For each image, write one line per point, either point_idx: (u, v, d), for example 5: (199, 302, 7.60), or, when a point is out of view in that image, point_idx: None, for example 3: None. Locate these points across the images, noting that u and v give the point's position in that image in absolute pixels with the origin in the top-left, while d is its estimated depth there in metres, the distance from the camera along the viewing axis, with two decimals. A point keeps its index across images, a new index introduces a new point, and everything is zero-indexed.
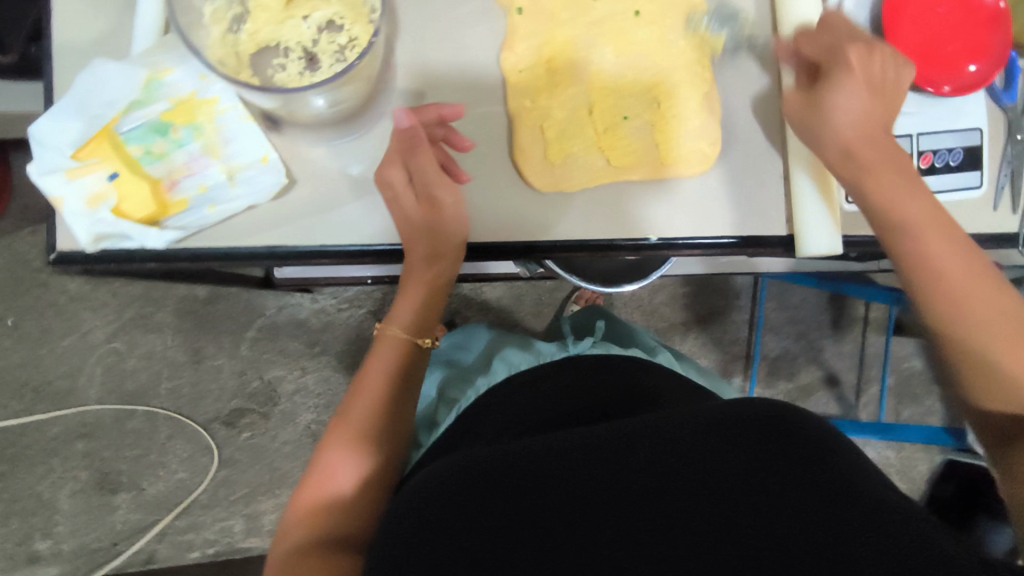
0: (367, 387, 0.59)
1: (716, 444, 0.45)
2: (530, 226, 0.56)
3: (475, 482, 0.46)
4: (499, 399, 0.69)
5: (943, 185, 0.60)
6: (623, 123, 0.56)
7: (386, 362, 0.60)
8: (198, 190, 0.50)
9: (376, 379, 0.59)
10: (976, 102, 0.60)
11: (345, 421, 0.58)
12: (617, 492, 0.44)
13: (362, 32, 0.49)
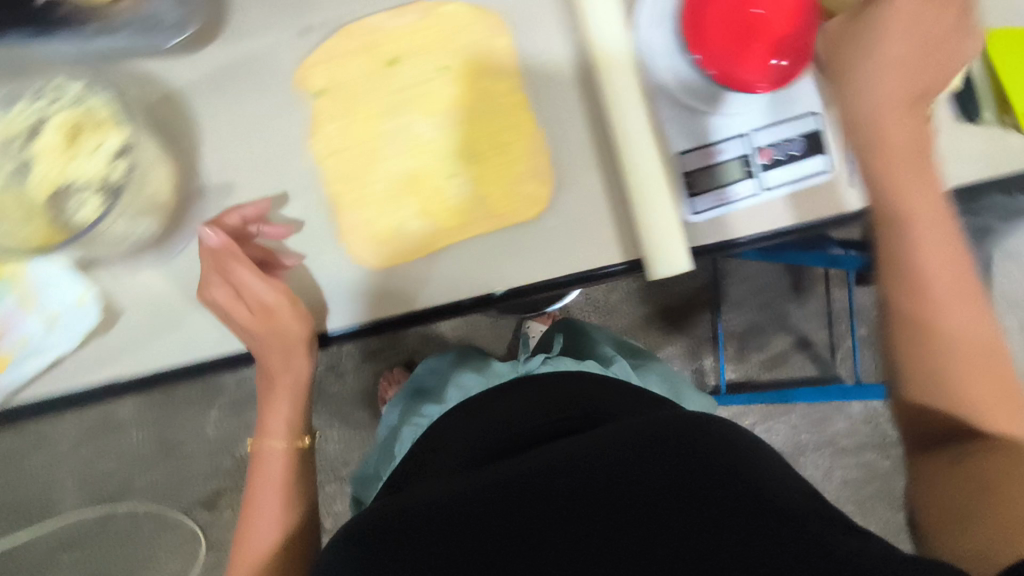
0: (263, 472, 0.61)
1: (642, 462, 0.48)
2: (373, 306, 0.55)
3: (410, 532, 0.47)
4: (450, 424, 0.68)
5: (788, 176, 0.58)
6: (446, 182, 0.56)
7: (288, 415, 0.61)
8: (20, 343, 0.51)
9: (269, 455, 0.61)
10: (806, 87, 0.58)
11: (257, 487, 0.61)
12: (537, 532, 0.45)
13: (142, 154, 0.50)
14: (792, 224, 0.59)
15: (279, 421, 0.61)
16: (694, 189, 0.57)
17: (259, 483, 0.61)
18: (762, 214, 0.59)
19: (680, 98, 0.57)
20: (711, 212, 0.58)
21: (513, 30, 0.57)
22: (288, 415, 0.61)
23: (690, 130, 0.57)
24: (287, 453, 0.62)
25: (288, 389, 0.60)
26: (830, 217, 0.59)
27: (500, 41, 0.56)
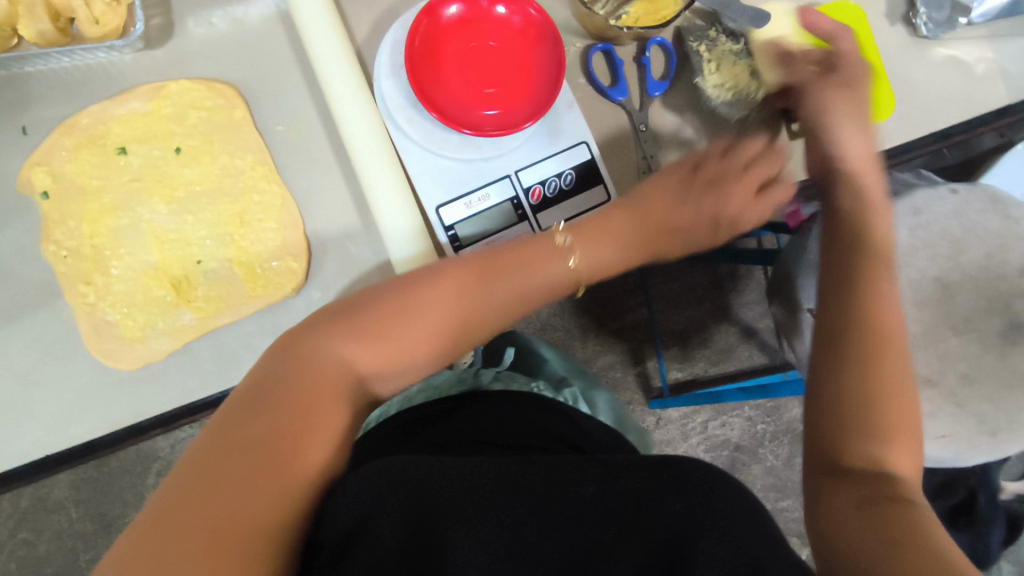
0: (326, 387, 0.44)
1: (647, 512, 0.42)
2: (131, 408, 0.52)
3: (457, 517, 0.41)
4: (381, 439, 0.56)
5: (563, 214, 0.56)
6: (198, 268, 0.53)
7: (396, 348, 0.48)
8: None
9: (390, 360, 0.48)
10: (572, 114, 0.55)
11: (223, 444, 0.39)
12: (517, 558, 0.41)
13: None
14: None
15: (338, 356, 0.46)
16: (461, 240, 0.54)
17: (257, 410, 0.41)
18: None
19: (429, 148, 0.53)
20: None
21: (248, 101, 0.54)
22: (428, 322, 0.49)
23: (448, 178, 0.54)
24: (322, 388, 0.44)
25: (483, 261, 0.51)
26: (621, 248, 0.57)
27: (237, 113, 0.54)
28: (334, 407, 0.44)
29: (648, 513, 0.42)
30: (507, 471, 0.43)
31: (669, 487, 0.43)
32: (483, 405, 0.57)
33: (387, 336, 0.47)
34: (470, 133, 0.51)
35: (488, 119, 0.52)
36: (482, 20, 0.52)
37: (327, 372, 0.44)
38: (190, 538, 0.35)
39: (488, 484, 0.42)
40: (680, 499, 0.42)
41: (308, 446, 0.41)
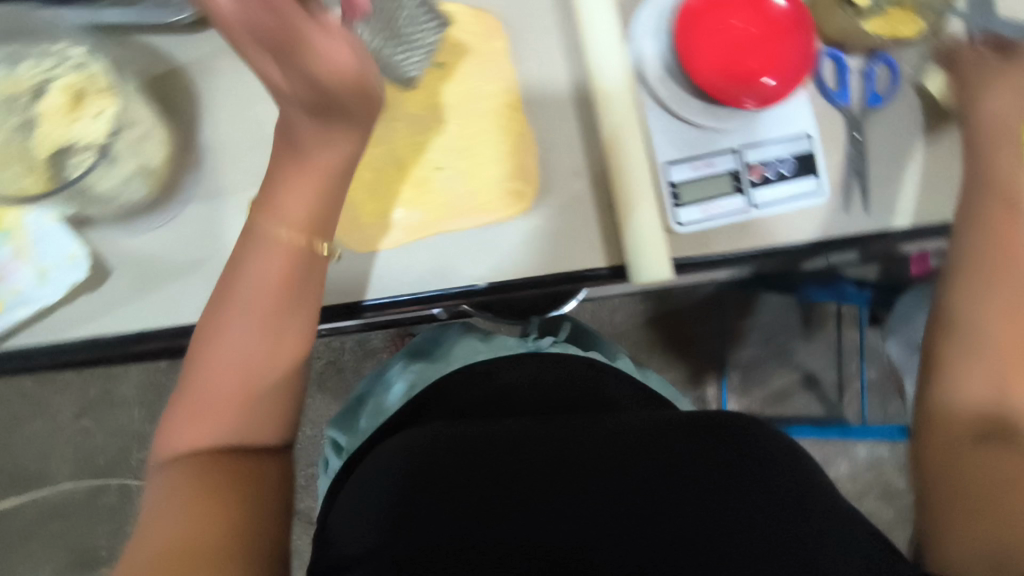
0: (303, 281, 0.50)
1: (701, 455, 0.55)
2: (351, 287, 0.57)
3: (517, 441, 0.57)
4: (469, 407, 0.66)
5: (775, 197, 0.59)
6: (435, 174, 0.58)
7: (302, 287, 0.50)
8: (12, 293, 0.52)
9: (303, 295, 0.50)
10: (803, 106, 0.58)
11: (235, 403, 0.50)
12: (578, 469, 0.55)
13: (129, 107, 0.51)
14: (777, 245, 0.60)
15: (310, 297, 0.51)
16: (681, 200, 0.58)
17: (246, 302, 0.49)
18: (750, 231, 0.59)
19: (673, 110, 0.57)
20: (698, 224, 0.58)
21: (507, 35, 0.59)
22: (311, 197, 0.49)
23: (681, 140, 0.58)
24: (253, 309, 0.49)
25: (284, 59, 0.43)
26: (813, 240, 0.61)
27: (496, 43, 0.58)
28: (235, 368, 0.49)
29: (682, 458, 0.54)
30: (495, 438, 0.58)
31: (696, 446, 0.55)
32: (526, 365, 0.72)
33: (277, 283, 0.49)
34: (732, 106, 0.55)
35: (765, 88, 0.54)
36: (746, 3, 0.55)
37: (235, 347, 0.49)
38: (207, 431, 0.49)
39: (489, 452, 0.56)
40: (686, 443, 0.56)
41: (287, 345, 0.51)
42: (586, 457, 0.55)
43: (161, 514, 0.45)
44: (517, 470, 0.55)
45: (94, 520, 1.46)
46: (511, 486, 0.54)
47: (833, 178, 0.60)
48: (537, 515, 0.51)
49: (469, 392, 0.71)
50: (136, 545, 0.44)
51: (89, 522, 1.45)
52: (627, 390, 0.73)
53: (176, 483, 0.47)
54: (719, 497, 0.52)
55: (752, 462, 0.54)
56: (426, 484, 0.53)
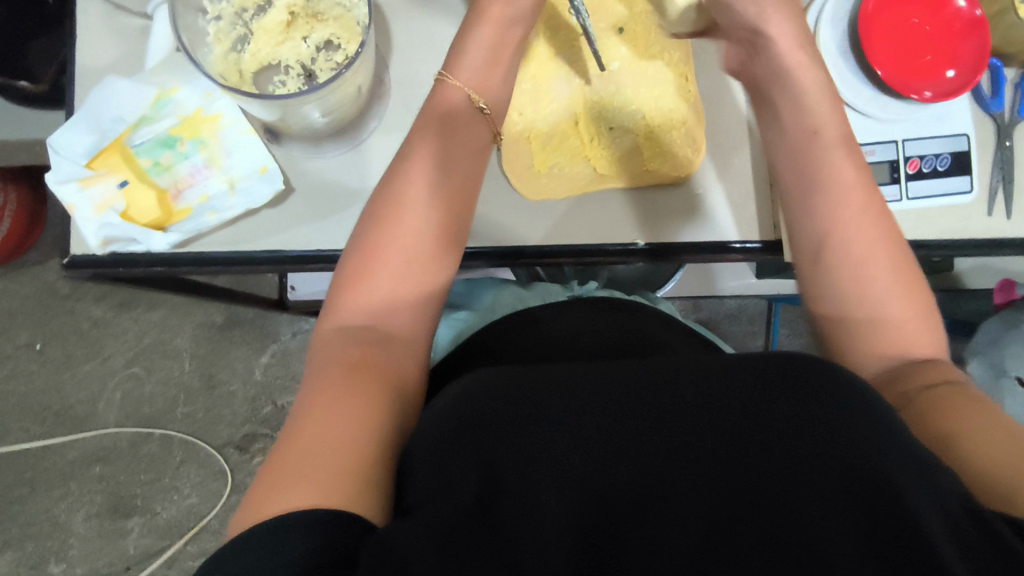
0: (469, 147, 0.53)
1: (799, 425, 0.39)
2: (514, 235, 0.60)
3: (563, 380, 0.43)
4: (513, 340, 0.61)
5: (929, 191, 0.60)
6: (607, 133, 0.61)
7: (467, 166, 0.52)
8: (200, 198, 0.53)
9: (464, 172, 0.52)
10: (962, 108, 0.61)
11: (394, 289, 0.49)
12: (623, 432, 0.40)
13: (342, 31, 0.53)
14: (924, 240, 0.60)
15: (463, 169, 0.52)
16: None
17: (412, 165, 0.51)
18: (899, 221, 0.60)
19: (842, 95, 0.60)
20: None
21: None
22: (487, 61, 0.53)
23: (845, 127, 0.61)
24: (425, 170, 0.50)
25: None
26: (961, 238, 0.61)
27: None
28: (401, 257, 0.49)
29: (743, 404, 0.40)
30: (530, 373, 0.44)
31: (768, 388, 0.41)
32: (587, 308, 0.64)
33: (450, 147, 0.51)
34: (910, 97, 0.57)
35: (945, 80, 0.57)
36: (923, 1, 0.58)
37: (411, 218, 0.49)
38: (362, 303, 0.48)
39: (530, 389, 0.42)
40: (785, 402, 0.40)
41: (444, 220, 0.50)
42: (643, 413, 0.41)
43: (314, 404, 0.41)
44: (556, 428, 0.40)
45: (133, 469, 1.39)
46: (562, 454, 0.39)
47: (983, 179, 0.61)
48: (584, 481, 0.38)
49: (526, 339, 0.61)
50: (289, 434, 0.40)
51: (129, 468, 1.39)
52: (671, 328, 0.64)
53: (337, 360, 0.45)
54: (798, 456, 0.38)
55: (847, 413, 0.39)
56: (465, 425, 0.40)
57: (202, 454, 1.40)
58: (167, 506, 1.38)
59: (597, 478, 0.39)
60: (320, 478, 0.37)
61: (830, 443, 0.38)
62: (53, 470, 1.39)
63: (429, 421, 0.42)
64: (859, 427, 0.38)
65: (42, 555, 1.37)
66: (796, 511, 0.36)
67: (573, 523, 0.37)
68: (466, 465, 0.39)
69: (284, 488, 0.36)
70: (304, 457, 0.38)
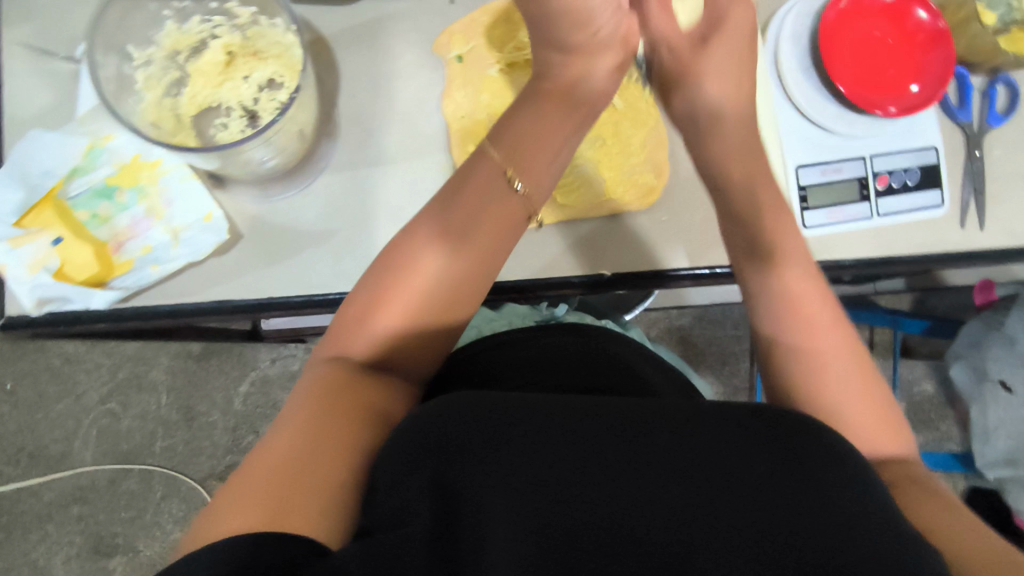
0: (498, 227, 0.50)
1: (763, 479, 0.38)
2: None
3: (542, 415, 0.41)
4: (491, 363, 0.60)
5: (900, 206, 0.59)
6: (569, 161, 0.59)
7: (490, 246, 0.50)
8: (142, 250, 0.51)
9: (483, 265, 0.50)
10: (929, 120, 0.59)
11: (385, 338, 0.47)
12: (592, 479, 0.38)
13: (283, 67, 0.51)
14: (896, 256, 0.59)
15: (486, 245, 0.50)
16: (809, 202, 0.58)
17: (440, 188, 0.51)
18: (871, 238, 0.59)
19: (807, 112, 0.58)
20: (823, 227, 0.58)
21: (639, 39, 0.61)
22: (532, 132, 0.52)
23: (813, 144, 0.59)
24: (447, 233, 0.49)
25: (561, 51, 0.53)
26: (934, 252, 0.59)
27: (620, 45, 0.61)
28: (427, 270, 0.48)
29: (708, 453, 0.39)
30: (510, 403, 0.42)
31: (749, 445, 0.40)
32: (559, 335, 0.62)
33: (479, 212, 0.49)
34: (874, 112, 0.55)
35: (909, 95, 0.55)
36: (883, 14, 0.56)
37: (428, 286, 0.48)
38: (365, 314, 0.47)
39: (503, 416, 0.40)
40: (772, 456, 0.39)
41: (473, 251, 0.49)
42: (618, 453, 0.39)
43: (296, 425, 0.40)
44: (530, 457, 0.38)
45: (113, 508, 1.35)
46: (524, 488, 0.37)
47: (954, 191, 0.60)
48: (544, 519, 0.37)
49: (493, 364, 0.60)
50: (272, 442, 0.39)
51: (109, 507, 1.35)
52: (638, 355, 0.63)
53: (331, 382, 0.44)
54: (767, 519, 0.36)
55: (824, 492, 0.38)
56: (437, 444, 0.38)
57: (183, 488, 1.37)
58: (149, 544, 1.35)
59: (559, 517, 0.37)
60: (288, 503, 0.35)
61: (803, 514, 0.36)
62: (30, 514, 1.35)
63: (396, 436, 0.40)
64: (836, 498, 0.37)
65: None
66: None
67: (521, 563, 0.35)
68: (431, 491, 0.37)
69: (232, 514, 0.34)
70: (281, 472, 0.37)
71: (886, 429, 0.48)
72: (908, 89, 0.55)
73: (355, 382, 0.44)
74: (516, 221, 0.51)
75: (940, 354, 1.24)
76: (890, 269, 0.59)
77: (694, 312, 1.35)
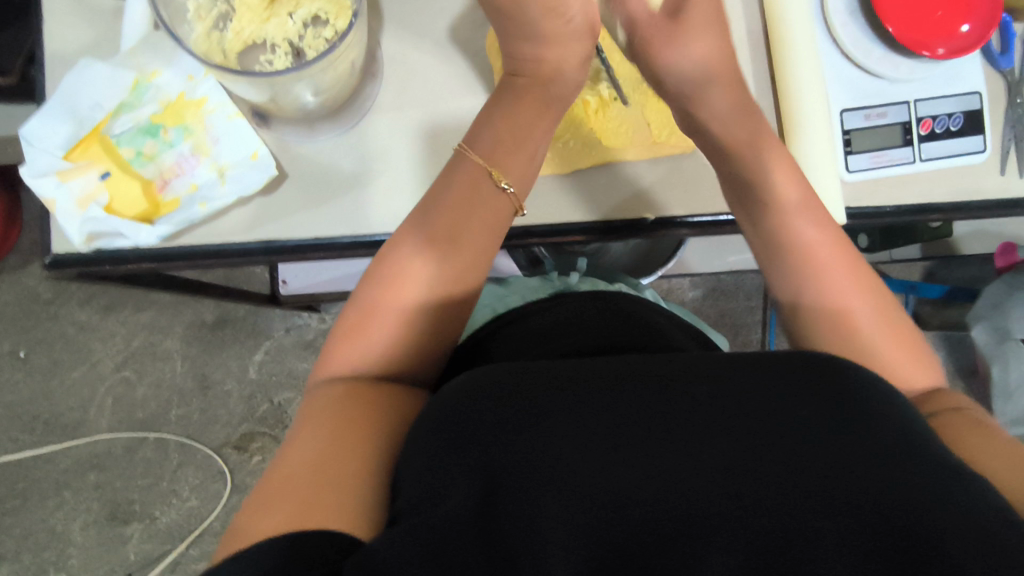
0: (488, 228, 0.51)
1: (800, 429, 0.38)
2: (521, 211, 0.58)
3: (568, 381, 0.41)
4: (513, 335, 0.58)
5: (943, 151, 0.58)
6: (613, 104, 0.59)
7: (480, 248, 0.50)
8: (188, 189, 0.50)
9: (476, 265, 0.51)
10: (973, 65, 0.59)
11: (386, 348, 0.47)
12: (627, 441, 0.38)
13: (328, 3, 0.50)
14: (936, 201, 0.59)
15: (478, 246, 0.50)
16: (852, 147, 0.58)
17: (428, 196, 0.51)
18: (912, 184, 0.59)
19: (852, 56, 0.58)
20: (866, 172, 0.58)
21: None
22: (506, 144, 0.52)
23: (857, 88, 0.59)
24: (437, 239, 0.49)
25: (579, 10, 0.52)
26: (974, 199, 0.59)
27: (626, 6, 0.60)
28: (418, 277, 0.48)
29: (742, 403, 0.39)
30: (535, 374, 0.42)
31: (781, 394, 0.39)
32: (572, 303, 0.61)
33: (464, 216, 0.50)
34: (923, 54, 0.55)
35: (959, 35, 0.55)
36: None
37: (418, 293, 0.48)
38: (360, 327, 0.48)
39: (528, 389, 0.41)
40: (806, 403, 0.39)
41: (461, 255, 0.49)
42: (648, 416, 0.39)
43: (303, 437, 0.41)
44: (558, 430, 0.38)
45: (129, 475, 1.36)
46: (562, 453, 0.38)
47: (996, 138, 0.60)
48: (586, 483, 0.36)
49: (510, 340, 0.58)
50: (278, 464, 0.40)
51: (125, 474, 1.36)
52: (665, 318, 0.62)
53: (331, 395, 0.44)
54: (811, 467, 0.36)
55: (864, 434, 0.37)
56: (460, 432, 0.38)
57: (199, 456, 1.37)
58: (166, 511, 1.35)
59: (597, 485, 0.36)
60: (311, 505, 0.36)
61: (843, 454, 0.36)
62: (47, 481, 1.35)
63: (420, 428, 0.40)
64: (877, 438, 0.37)
65: (40, 567, 1.34)
66: (809, 535, 0.34)
67: (566, 535, 0.35)
68: (462, 471, 0.37)
69: (259, 522, 0.36)
70: (292, 480, 0.38)
71: (917, 367, 0.48)
72: (958, 29, 0.55)
73: (355, 390, 0.45)
74: (504, 221, 0.52)
75: (954, 322, 1.25)
76: (929, 217, 0.60)
77: (708, 281, 1.35)
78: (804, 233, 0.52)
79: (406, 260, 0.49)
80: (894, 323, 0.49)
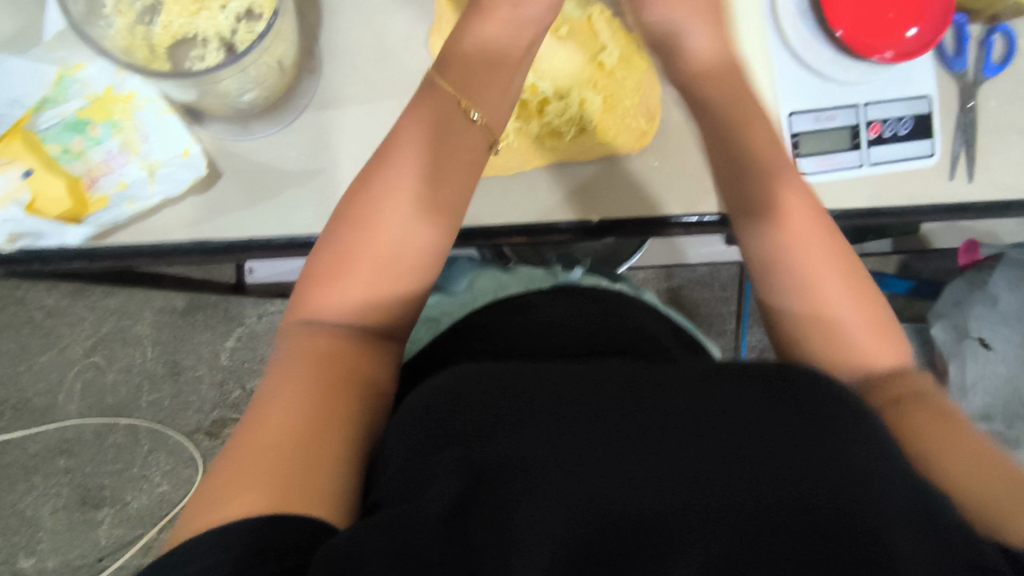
0: (460, 165, 0.50)
1: (782, 435, 0.37)
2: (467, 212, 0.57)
3: (552, 384, 0.41)
4: (509, 327, 0.59)
5: (892, 155, 0.58)
6: (556, 104, 0.58)
7: (457, 187, 0.50)
8: (118, 186, 0.49)
9: (454, 209, 0.50)
10: (924, 68, 0.58)
11: (366, 298, 0.47)
12: (613, 442, 0.38)
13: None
14: (883, 206, 0.59)
15: (454, 194, 0.50)
16: (800, 150, 0.58)
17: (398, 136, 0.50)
18: (860, 189, 0.59)
19: (803, 60, 0.57)
20: (813, 176, 0.58)
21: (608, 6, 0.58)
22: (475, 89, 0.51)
23: (807, 91, 0.58)
24: (414, 178, 0.48)
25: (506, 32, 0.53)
26: (921, 204, 0.59)
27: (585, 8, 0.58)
28: (394, 222, 0.47)
29: (728, 408, 0.39)
30: (521, 376, 0.42)
31: (760, 405, 0.39)
32: (567, 300, 0.62)
33: (433, 160, 0.49)
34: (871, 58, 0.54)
35: (907, 40, 0.54)
36: None
37: (390, 238, 0.47)
38: (336, 274, 0.47)
39: (512, 388, 0.41)
40: (781, 413, 0.39)
41: (438, 200, 0.49)
42: (634, 418, 0.39)
43: (270, 405, 0.40)
44: (538, 429, 0.38)
45: (100, 460, 1.36)
46: (546, 451, 0.37)
47: (946, 142, 0.59)
48: (567, 481, 0.36)
49: (511, 329, 0.59)
50: (244, 432, 0.39)
51: (96, 459, 1.36)
52: (661, 324, 0.62)
53: (298, 356, 0.44)
54: (788, 475, 0.36)
55: (841, 449, 0.37)
56: (441, 430, 0.38)
57: (170, 442, 1.37)
58: (137, 496, 1.35)
59: (572, 492, 0.36)
60: (280, 489, 0.36)
61: (822, 461, 0.36)
62: (16, 465, 1.35)
63: (398, 427, 0.40)
64: (850, 458, 0.36)
65: (12, 550, 1.34)
66: (783, 541, 0.34)
67: (544, 532, 0.35)
68: (440, 467, 0.36)
69: (212, 506, 0.35)
70: (263, 456, 0.37)
71: (881, 341, 0.47)
72: (907, 33, 0.54)
73: (321, 351, 0.44)
74: (478, 153, 0.51)
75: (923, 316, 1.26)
76: (876, 221, 0.59)
77: (682, 272, 1.35)
78: (781, 192, 0.51)
79: (384, 206, 0.47)
80: (857, 290, 0.48)
